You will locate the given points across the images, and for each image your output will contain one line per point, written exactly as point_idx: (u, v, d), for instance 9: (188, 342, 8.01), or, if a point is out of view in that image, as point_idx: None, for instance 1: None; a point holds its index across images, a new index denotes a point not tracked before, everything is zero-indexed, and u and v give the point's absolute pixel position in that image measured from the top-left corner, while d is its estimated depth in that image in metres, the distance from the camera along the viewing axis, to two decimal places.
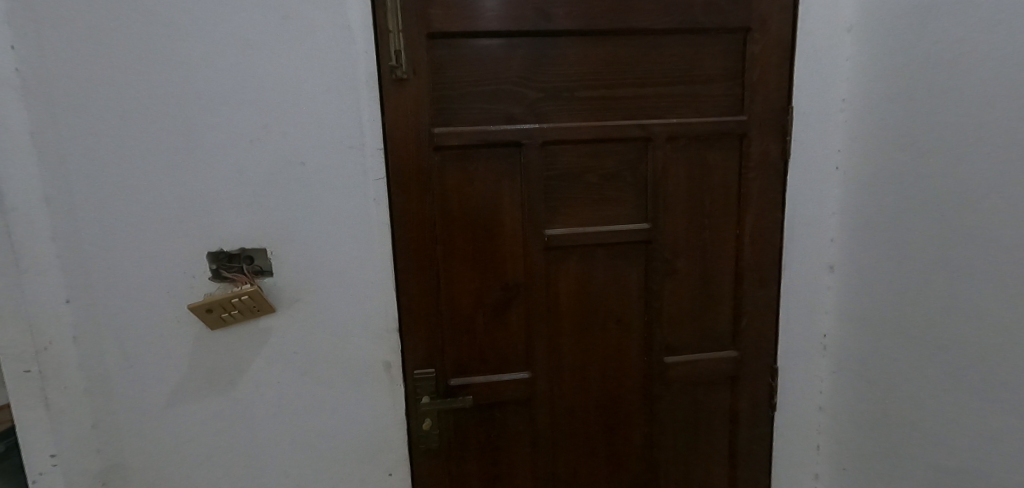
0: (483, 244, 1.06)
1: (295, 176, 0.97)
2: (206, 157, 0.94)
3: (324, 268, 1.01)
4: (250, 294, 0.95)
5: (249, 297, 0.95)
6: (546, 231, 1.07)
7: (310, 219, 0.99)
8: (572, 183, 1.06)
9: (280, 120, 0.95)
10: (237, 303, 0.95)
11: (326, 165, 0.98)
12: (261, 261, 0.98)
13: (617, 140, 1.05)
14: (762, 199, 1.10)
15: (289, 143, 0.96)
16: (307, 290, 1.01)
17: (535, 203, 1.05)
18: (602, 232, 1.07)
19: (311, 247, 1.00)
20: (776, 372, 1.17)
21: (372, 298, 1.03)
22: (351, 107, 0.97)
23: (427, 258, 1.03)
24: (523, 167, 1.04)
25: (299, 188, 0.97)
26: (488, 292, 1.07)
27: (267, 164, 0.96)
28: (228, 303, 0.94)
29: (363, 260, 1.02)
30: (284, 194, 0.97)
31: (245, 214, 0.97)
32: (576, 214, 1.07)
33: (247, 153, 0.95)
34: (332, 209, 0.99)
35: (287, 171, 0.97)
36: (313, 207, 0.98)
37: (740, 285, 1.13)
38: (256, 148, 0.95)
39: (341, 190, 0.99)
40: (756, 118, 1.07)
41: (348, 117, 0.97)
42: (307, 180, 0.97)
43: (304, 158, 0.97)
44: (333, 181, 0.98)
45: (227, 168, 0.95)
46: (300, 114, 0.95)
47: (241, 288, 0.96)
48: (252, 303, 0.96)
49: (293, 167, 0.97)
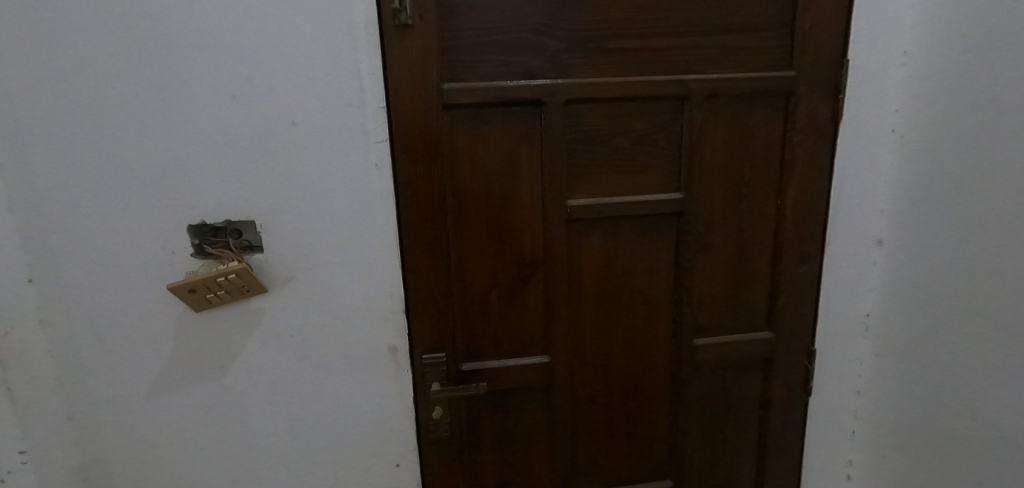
0: (498, 217, 0.95)
1: (286, 137, 0.85)
2: (183, 115, 0.82)
3: (321, 242, 0.90)
4: (238, 272, 0.84)
5: (237, 276, 0.84)
6: (568, 202, 0.95)
7: (304, 187, 0.87)
8: (599, 147, 0.94)
9: (267, 72, 0.82)
10: (223, 283, 0.84)
11: (321, 126, 0.85)
12: (250, 236, 0.87)
13: (649, 98, 0.93)
14: (808, 166, 0.98)
15: (278, 99, 0.83)
16: (303, 267, 0.90)
17: (557, 170, 0.93)
18: (630, 201, 0.96)
19: (306, 219, 0.88)
20: (813, 355, 1.08)
21: (375, 276, 0.92)
22: (349, 58, 0.84)
23: (436, 232, 0.93)
24: (544, 129, 0.92)
25: (291, 151, 0.85)
26: (503, 269, 0.97)
27: (253, 124, 0.84)
28: (213, 283, 0.83)
29: (365, 234, 0.91)
30: (273, 158, 0.85)
31: (230, 182, 0.85)
32: (601, 183, 0.96)
33: (230, 111, 0.83)
34: (329, 176, 0.87)
35: (276, 132, 0.84)
36: (307, 174, 0.87)
37: (779, 260, 1.03)
38: (241, 105, 0.83)
39: (338, 154, 0.87)
40: (807, 73, 0.94)
41: (345, 69, 0.84)
42: (300, 143, 0.85)
43: (295, 118, 0.84)
44: (329, 144, 0.86)
45: (207, 128, 0.83)
46: (289, 65, 0.83)
47: (228, 266, 0.84)
48: (241, 282, 0.85)
49: (284, 127, 0.84)
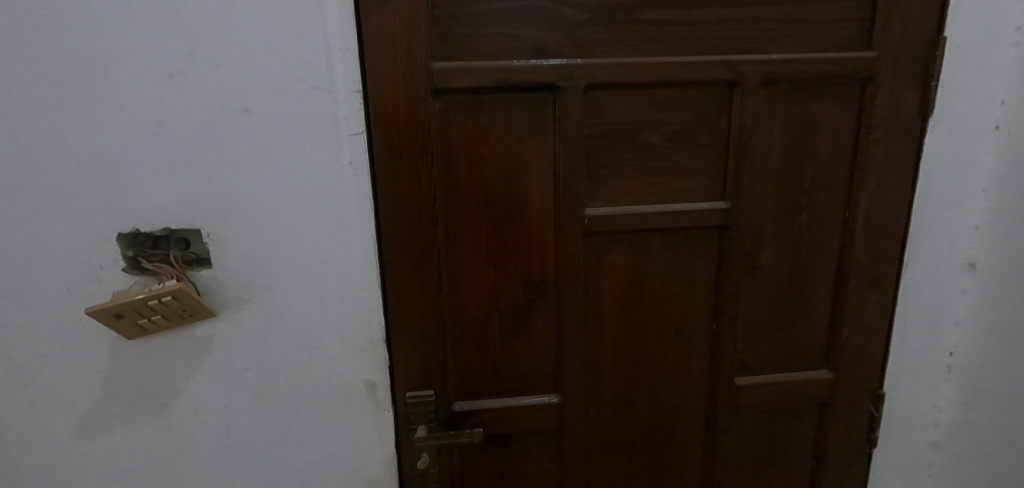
0: (499, 229, 0.78)
1: (236, 127, 0.68)
2: (105, 98, 0.64)
3: (282, 257, 0.73)
4: (174, 293, 0.68)
5: (173, 298, 0.68)
6: (586, 211, 0.78)
7: (261, 190, 0.70)
8: (625, 145, 0.76)
9: (210, 44, 0.65)
10: (157, 306, 0.68)
11: (280, 113, 0.68)
12: (196, 247, 0.72)
13: (690, 84, 0.75)
14: (886, 171, 0.79)
15: (225, 78, 0.66)
16: (261, 287, 0.74)
17: (573, 172, 0.76)
18: (663, 212, 0.78)
19: (263, 228, 0.72)
20: (880, 401, 0.89)
21: (349, 299, 0.76)
22: (313, 28, 0.66)
23: (424, 246, 0.76)
24: (558, 122, 0.74)
25: (243, 144, 0.69)
26: (506, 292, 0.80)
27: (195, 110, 0.67)
28: (144, 307, 0.67)
29: (337, 247, 0.74)
30: (221, 153, 0.68)
31: (168, 181, 0.68)
32: (628, 188, 0.78)
33: (164, 93, 0.65)
34: (291, 175, 0.70)
35: (224, 121, 0.67)
36: (264, 173, 0.70)
37: (844, 285, 0.84)
38: (178, 85, 0.66)
39: (302, 149, 0.70)
40: (891, 54, 0.75)
41: (309, 42, 0.67)
42: (254, 135, 0.68)
43: (248, 103, 0.67)
44: (290, 136, 0.69)
45: (136, 114, 0.66)
46: (239, 36, 0.65)
47: (163, 285, 0.68)
48: (180, 305, 0.69)
49: (233, 114, 0.67)
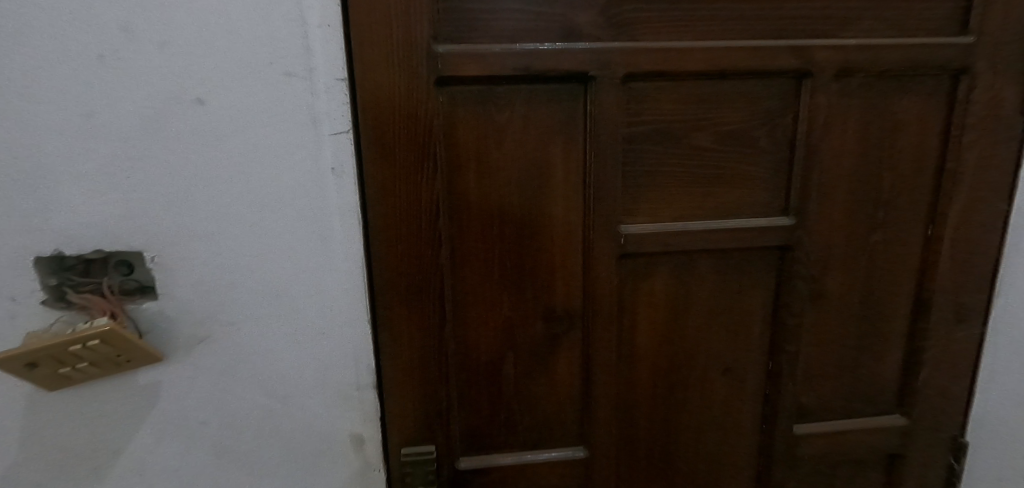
0: (517, 250, 0.64)
1: (187, 124, 0.53)
2: (13, 83, 0.49)
3: (248, 287, 0.59)
4: (104, 337, 0.52)
5: (102, 343, 0.53)
6: (623, 229, 0.64)
7: (219, 202, 0.56)
8: (671, 149, 0.63)
9: (150, 14, 0.50)
10: (82, 353, 0.52)
11: (243, 106, 0.54)
12: (138, 273, 0.57)
13: (750, 75, 0.61)
14: (979, 182, 0.66)
15: (170, 59, 0.51)
16: (221, 323, 0.59)
17: (608, 181, 0.62)
18: (713, 229, 0.65)
19: (223, 250, 0.58)
20: (962, 452, 0.76)
21: (332, 338, 0.62)
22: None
23: (425, 271, 0.62)
24: (591, 120, 0.60)
25: (196, 144, 0.54)
26: (524, 326, 0.66)
27: (132, 100, 0.52)
28: (64, 355, 0.52)
29: (316, 274, 0.59)
30: (167, 156, 0.54)
31: (101, 191, 0.54)
32: (672, 201, 0.64)
33: (92, 77, 0.51)
34: (258, 184, 0.56)
35: (172, 116, 0.53)
36: (224, 180, 0.55)
37: (925, 317, 0.70)
38: (108, 68, 0.51)
39: (271, 151, 0.55)
40: (992, 41, 0.62)
41: (278, 13, 0.52)
42: (210, 134, 0.54)
43: (201, 92, 0.53)
44: (257, 135, 0.54)
45: (53, 106, 0.51)
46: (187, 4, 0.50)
47: (91, 323, 0.54)
48: (113, 350, 0.54)
49: (183, 107, 0.53)
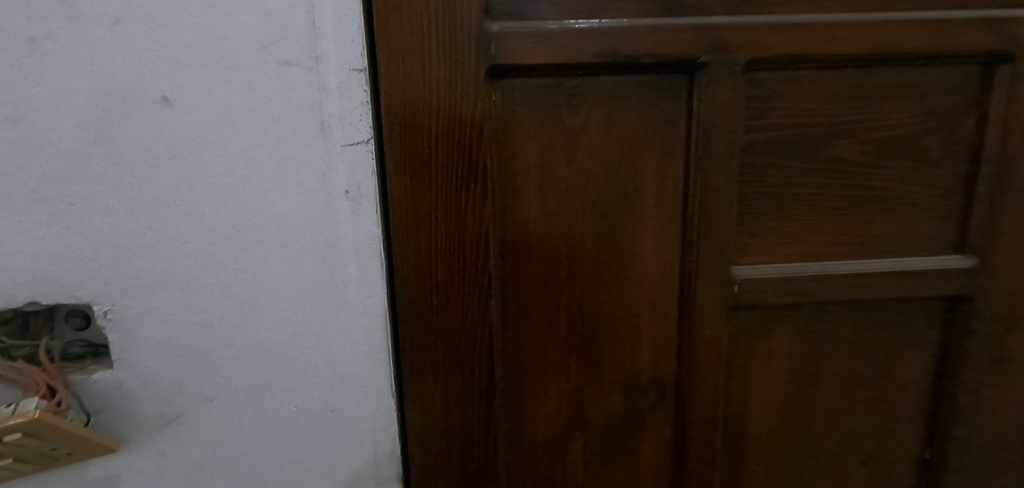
0: (591, 300, 0.47)
1: (143, 129, 0.37)
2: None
3: (234, 350, 0.43)
4: (28, 428, 0.36)
5: (26, 436, 0.36)
6: (737, 273, 0.47)
7: (191, 238, 0.40)
8: (804, 163, 0.46)
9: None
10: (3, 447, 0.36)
11: (224, 105, 0.37)
12: (92, 331, 0.42)
13: (920, 61, 0.44)
14: None
15: (116, 34, 0.35)
16: (197, 398, 0.44)
17: (718, 206, 0.46)
18: (861, 273, 0.47)
19: (198, 303, 0.42)
20: None
21: (345, 416, 0.46)
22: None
23: (468, 329, 0.46)
24: (698, 124, 0.44)
25: (158, 159, 0.38)
26: (598, 400, 0.49)
27: (59, 94, 0.35)
28: None
29: (324, 333, 0.44)
30: (117, 176, 0.38)
31: (22, 226, 0.37)
32: (802, 234, 0.47)
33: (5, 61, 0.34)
34: (245, 215, 0.40)
35: (122, 118, 0.36)
36: (196, 209, 0.39)
37: None
38: (19, 45, 0.34)
39: (262, 168, 0.39)
40: None
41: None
42: (177, 144, 0.38)
43: (163, 84, 0.36)
44: (243, 145, 0.39)
45: None
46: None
47: (11, 409, 0.36)
48: (45, 442, 0.37)
49: (138, 106, 0.36)
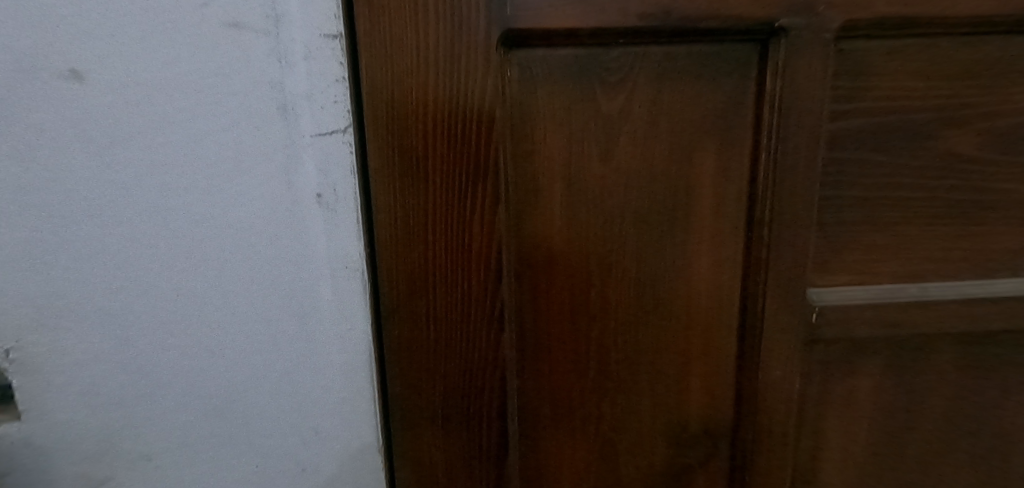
0: (631, 332, 0.38)
1: (43, 112, 0.27)
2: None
3: (172, 403, 0.33)
4: None
5: None
6: (817, 297, 0.37)
7: (112, 260, 0.30)
8: (907, 158, 0.36)
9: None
10: None
11: (150, 77, 0.27)
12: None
13: None
14: None
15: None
16: (124, 467, 0.33)
17: (795, 215, 0.36)
18: (968, 297, 0.38)
19: (126, 347, 0.31)
20: None
21: (320, 480, 0.36)
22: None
23: (476, 369, 0.36)
24: (772, 109, 0.34)
25: (66, 152, 0.28)
26: (636, 453, 0.40)
27: None
28: None
29: (295, 380, 0.34)
30: (2, 175, 0.27)
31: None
32: (896, 248, 0.38)
33: None
34: (183, 226, 0.30)
35: (8, 96, 0.26)
36: (117, 218, 0.29)
37: None
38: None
39: (207, 166, 0.29)
40: None
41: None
42: (87, 132, 0.27)
43: (66, 48, 0.26)
44: (180, 135, 0.28)
45: None
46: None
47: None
48: None
49: (32, 79, 0.26)
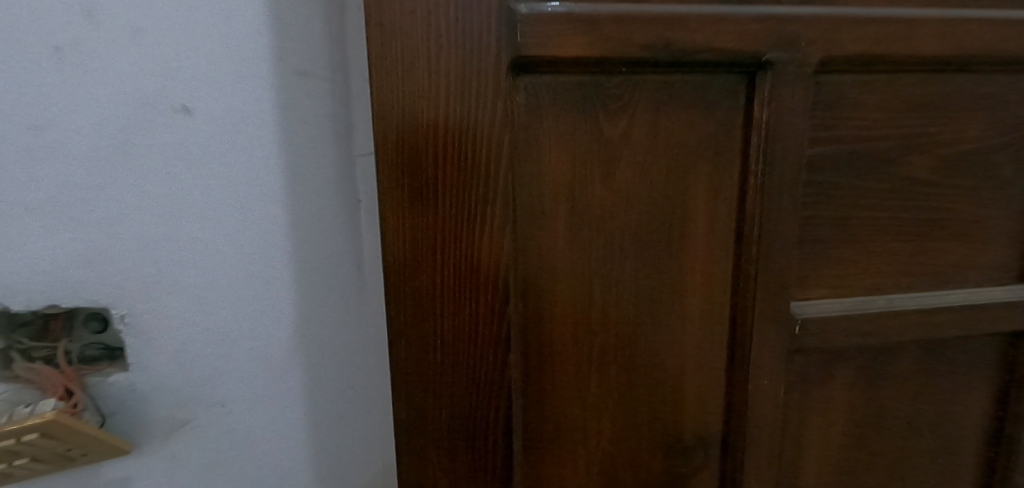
0: (630, 348, 0.39)
1: (167, 136, 0.36)
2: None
3: (245, 359, 0.42)
4: (42, 430, 0.35)
5: (40, 437, 0.35)
6: (797, 309, 0.40)
7: (203, 246, 0.39)
8: (873, 181, 0.40)
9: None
10: (19, 448, 0.35)
11: (242, 111, 0.37)
12: (107, 336, 0.39)
13: (1003, 67, 0.39)
14: None
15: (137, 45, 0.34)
16: (207, 406, 0.42)
17: (781, 233, 0.38)
18: (927, 307, 0.42)
19: (207, 316, 0.40)
20: None
21: (357, 418, 0.45)
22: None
23: (484, 390, 0.37)
24: (760, 135, 0.37)
25: (178, 163, 0.37)
26: (634, 465, 0.41)
27: (86, 103, 0.34)
28: None
29: (339, 344, 0.43)
30: (135, 180, 0.36)
31: (36, 236, 0.36)
32: (866, 263, 0.41)
33: (37, 72, 0.33)
34: (261, 219, 0.39)
35: (141, 124, 0.35)
36: (214, 213, 0.38)
37: None
38: (46, 57, 0.33)
39: (282, 171, 0.38)
40: None
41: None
42: (194, 151, 0.37)
43: (185, 92, 0.36)
44: (259, 152, 0.38)
45: None
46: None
47: (29, 410, 0.36)
48: (61, 443, 0.36)
49: (159, 113, 0.36)
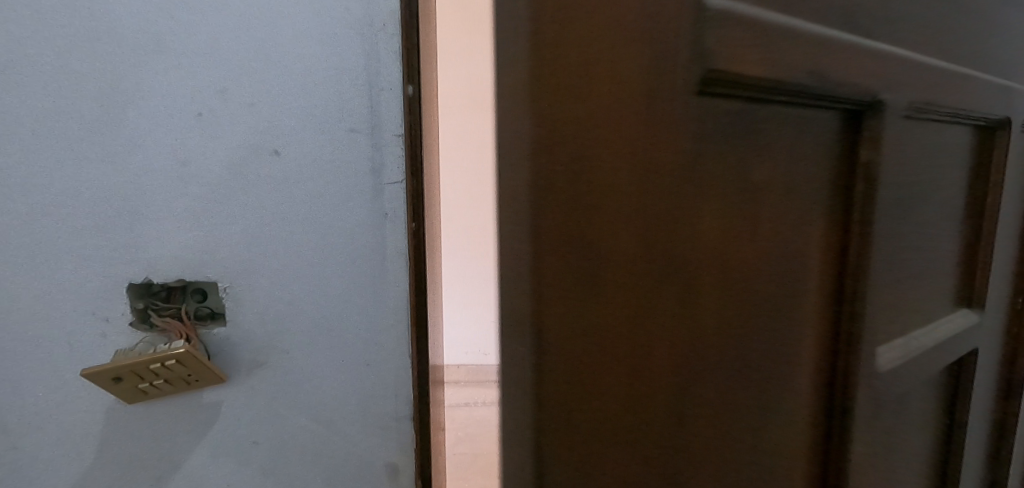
0: (792, 458, 0.30)
1: (265, 167, 0.37)
2: (41, 95, 0.35)
3: (310, 367, 0.40)
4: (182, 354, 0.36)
5: (177, 362, 0.36)
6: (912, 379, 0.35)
7: (282, 249, 0.38)
8: (949, 235, 0.38)
9: (236, 30, 0.36)
10: (156, 371, 0.37)
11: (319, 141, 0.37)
12: (213, 300, 0.39)
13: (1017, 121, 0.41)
14: None
15: (251, 94, 0.36)
16: (283, 385, 0.40)
17: (902, 298, 0.33)
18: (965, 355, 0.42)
19: (275, 331, 0.39)
20: None
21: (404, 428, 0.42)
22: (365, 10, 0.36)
23: None
24: (900, 184, 0.31)
25: (267, 184, 0.37)
26: None
27: (209, 144, 0.36)
28: (143, 370, 0.36)
29: (383, 364, 0.41)
30: (240, 202, 0.37)
31: (158, 250, 0.37)
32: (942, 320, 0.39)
33: (176, 122, 0.36)
34: (329, 226, 0.38)
35: (249, 163, 0.37)
36: (291, 225, 0.38)
37: None
38: (179, 93, 0.36)
39: (348, 183, 0.38)
40: None
41: (383, 48, 0.37)
42: (282, 178, 0.37)
43: (278, 136, 0.37)
44: (328, 173, 0.38)
45: (148, 157, 0.36)
46: (275, 18, 0.36)
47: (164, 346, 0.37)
48: (189, 368, 0.37)
49: (258, 157, 0.37)
